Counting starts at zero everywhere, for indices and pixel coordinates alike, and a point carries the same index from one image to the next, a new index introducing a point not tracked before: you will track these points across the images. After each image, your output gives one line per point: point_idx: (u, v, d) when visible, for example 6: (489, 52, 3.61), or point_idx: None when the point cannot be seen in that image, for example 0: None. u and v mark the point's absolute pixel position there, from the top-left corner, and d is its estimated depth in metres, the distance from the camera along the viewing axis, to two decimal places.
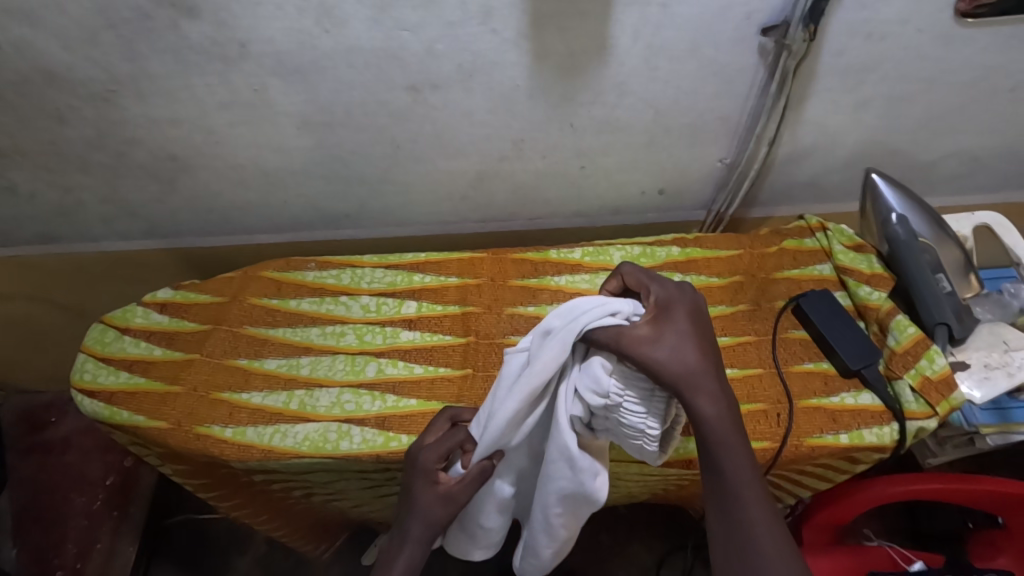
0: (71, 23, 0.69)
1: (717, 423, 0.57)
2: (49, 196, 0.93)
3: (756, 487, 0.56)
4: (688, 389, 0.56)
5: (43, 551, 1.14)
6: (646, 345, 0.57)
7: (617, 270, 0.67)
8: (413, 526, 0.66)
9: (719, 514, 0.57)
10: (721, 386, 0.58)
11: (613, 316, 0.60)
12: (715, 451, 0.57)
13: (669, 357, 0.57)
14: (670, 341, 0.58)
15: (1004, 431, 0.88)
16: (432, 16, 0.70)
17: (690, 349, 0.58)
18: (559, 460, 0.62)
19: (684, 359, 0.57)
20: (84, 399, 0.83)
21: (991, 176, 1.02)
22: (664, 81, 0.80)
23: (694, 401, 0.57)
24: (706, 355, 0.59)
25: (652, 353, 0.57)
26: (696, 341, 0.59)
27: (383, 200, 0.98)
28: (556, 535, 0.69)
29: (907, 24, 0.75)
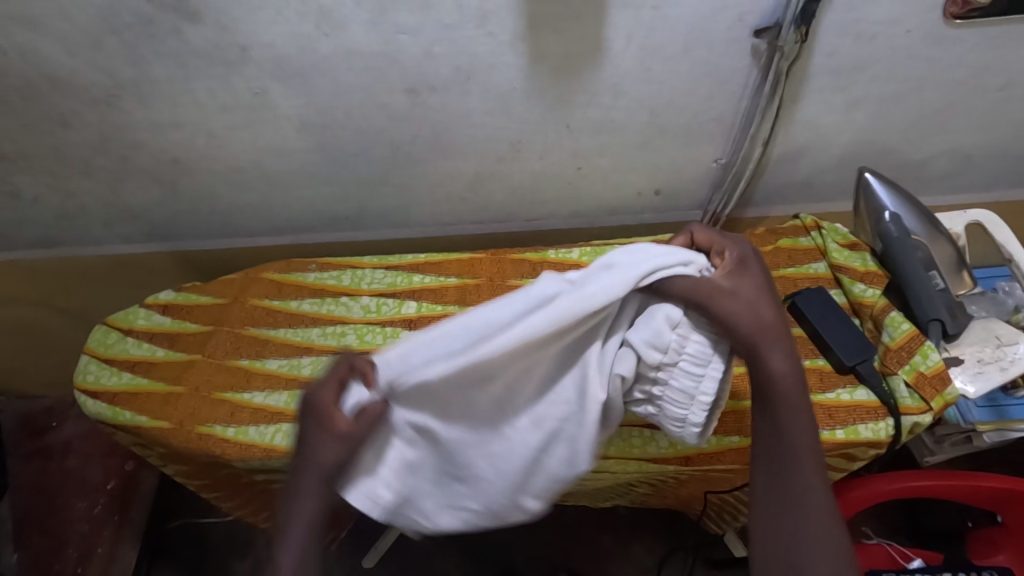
0: (75, 29, 0.70)
1: (784, 384, 0.58)
2: (51, 200, 0.94)
3: (814, 452, 0.57)
4: (763, 348, 0.57)
5: (43, 556, 1.14)
6: (728, 299, 0.57)
7: (686, 228, 0.65)
8: (308, 485, 0.57)
9: (767, 472, 0.57)
10: (794, 349, 0.59)
11: (687, 265, 0.59)
12: (780, 411, 0.58)
13: (747, 313, 0.57)
14: (751, 297, 0.58)
15: (1001, 430, 0.88)
16: (429, 21, 0.71)
17: (771, 308, 0.58)
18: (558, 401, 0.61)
19: (762, 317, 0.57)
20: (87, 400, 0.85)
21: (984, 174, 1.03)
22: (658, 82, 0.81)
23: (767, 358, 0.57)
24: (781, 317, 0.59)
25: (731, 305, 0.57)
26: (773, 301, 0.59)
27: (381, 201, 0.99)
28: (516, 469, 0.63)
29: (896, 25, 0.76)
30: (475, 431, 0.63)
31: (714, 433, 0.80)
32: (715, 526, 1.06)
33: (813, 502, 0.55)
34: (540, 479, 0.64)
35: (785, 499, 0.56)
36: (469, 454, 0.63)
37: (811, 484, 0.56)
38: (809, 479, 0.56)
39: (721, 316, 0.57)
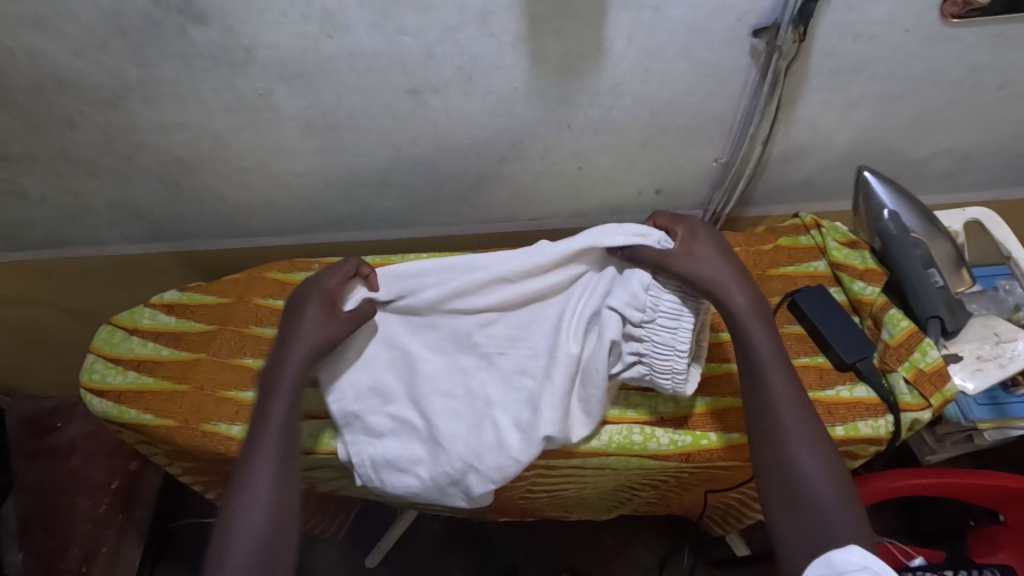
0: (83, 30, 0.71)
1: (750, 316, 0.69)
2: (58, 201, 0.95)
3: (779, 357, 0.68)
4: (723, 291, 0.69)
5: (47, 556, 1.15)
6: (684, 258, 0.71)
7: (651, 216, 0.79)
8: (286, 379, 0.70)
9: (753, 394, 0.67)
10: (752, 293, 0.70)
11: (644, 236, 0.74)
12: (744, 333, 0.69)
13: (704, 268, 0.70)
14: (704, 256, 0.71)
15: (1003, 427, 0.89)
16: (431, 22, 0.72)
17: (721, 262, 0.71)
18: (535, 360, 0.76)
19: (717, 270, 0.70)
20: (93, 398, 0.86)
21: (983, 173, 1.03)
22: (658, 82, 0.82)
23: (731, 298, 0.69)
24: (736, 268, 0.72)
25: (678, 260, 0.71)
26: (723, 259, 0.71)
27: (384, 202, 0.99)
28: (461, 433, 0.73)
29: (894, 25, 0.77)
30: (440, 391, 0.76)
31: (715, 429, 0.80)
32: (716, 526, 1.07)
33: (793, 409, 0.65)
34: (489, 459, 0.71)
35: (766, 402, 0.66)
36: (424, 416, 0.74)
37: (786, 393, 0.66)
38: (785, 391, 0.66)
39: (679, 268, 0.70)
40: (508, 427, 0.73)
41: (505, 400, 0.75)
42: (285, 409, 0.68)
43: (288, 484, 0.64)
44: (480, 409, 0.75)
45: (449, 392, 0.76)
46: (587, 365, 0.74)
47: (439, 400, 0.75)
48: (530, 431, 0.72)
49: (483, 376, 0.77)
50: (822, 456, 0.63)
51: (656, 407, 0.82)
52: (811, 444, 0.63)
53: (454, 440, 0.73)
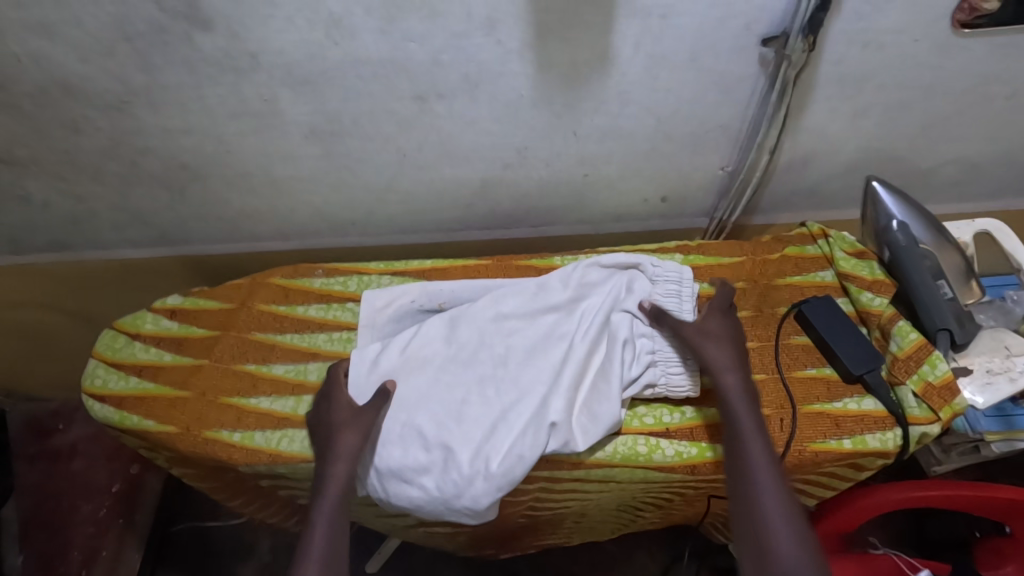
0: (89, 36, 0.71)
1: (738, 395, 0.72)
2: (61, 205, 0.94)
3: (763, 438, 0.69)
4: (716, 370, 0.74)
5: (49, 559, 1.13)
6: (696, 330, 0.77)
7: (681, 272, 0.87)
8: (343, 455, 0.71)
9: (734, 467, 0.69)
10: (746, 376, 0.74)
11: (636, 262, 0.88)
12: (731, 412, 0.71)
13: (713, 347, 0.75)
14: (718, 334, 0.77)
15: (1010, 439, 0.88)
16: (438, 29, 0.72)
17: (726, 344, 0.76)
18: (543, 360, 0.79)
19: (719, 352, 0.75)
20: (94, 404, 0.85)
21: (991, 183, 1.02)
22: (665, 89, 0.81)
23: (720, 377, 0.73)
24: (735, 351, 0.76)
25: (688, 324, 0.78)
26: (729, 340, 0.77)
27: (388, 208, 0.99)
28: (473, 440, 0.73)
29: (904, 34, 0.76)
30: (456, 398, 0.78)
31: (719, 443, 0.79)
32: (719, 533, 1.07)
33: (772, 480, 0.66)
34: (503, 461, 0.71)
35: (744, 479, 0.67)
36: (434, 423, 0.75)
37: (766, 466, 0.67)
38: (764, 462, 0.67)
39: (690, 337, 0.77)
40: (518, 432, 0.73)
41: (521, 403, 0.76)
42: (340, 487, 0.69)
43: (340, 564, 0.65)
44: (494, 414, 0.76)
45: (465, 399, 0.77)
46: (597, 367, 0.78)
47: (455, 406, 0.77)
48: (540, 423, 0.73)
49: (498, 382, 0.79)
50: (802, 532, 0.63)
51: (661, 418, 0.81)
52: (788, 519, 0.63)
53: (466, 446, 0.73)
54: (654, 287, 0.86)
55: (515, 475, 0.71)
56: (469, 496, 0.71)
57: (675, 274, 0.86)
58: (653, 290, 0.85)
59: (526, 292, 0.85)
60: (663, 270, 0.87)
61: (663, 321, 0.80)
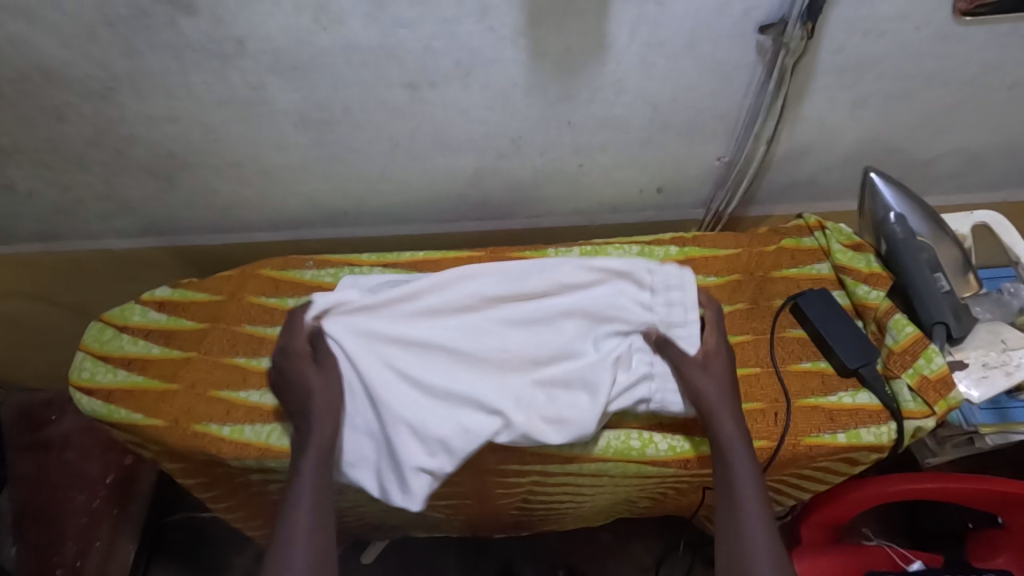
0: (69, 20, 0.69)
1: (736, 441, 0.69)
2: (47, 194, 0.93)
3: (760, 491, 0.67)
4: (714, 415, 0.71)
5: (43, 548, 1.13)
6: (699, 369, 0.73)
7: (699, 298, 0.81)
8: (318, 417, 0.71)
9: (727, 523, 0.66)
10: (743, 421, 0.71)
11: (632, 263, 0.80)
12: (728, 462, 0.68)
13: (712, 387, 0.72)
14: (716, 372, 0.74)
15: (1005, 431, 0.87)
16: (429, 14, 0.70)
17: (725, 386, 0.73)
18: (510, 352, 0.76)
19: (718, 394, 0.72)
20: (82, 397, 0.84)
21: (990, 174, 1.01)
22: (661, 78, 0.80)
23: (719, 422, 0.70)
24: (732, 396, 0.73)
25: (691, 360, 0.74)
26: (727, 383, 0.74)
27: (381, 198, 0.98)
28: (414, 407, 0.73)
29: (905, 22, 0.75)
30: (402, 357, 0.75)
31: None
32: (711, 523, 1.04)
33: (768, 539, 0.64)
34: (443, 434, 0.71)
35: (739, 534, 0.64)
36: (376, 378, 0.73)
37: (762, 522, 0.65)
38: (759, 519, 0.65)
39: (690, 376, 0.73)
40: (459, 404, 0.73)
41: (464, 374, 0.75)
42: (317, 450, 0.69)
43: (325, 527, 0.65)
44: (439, 382, 0.74)
45: (409, 357, 0.76)
46: (577, 374, 0.74)
47: (398, 365, 0.74)
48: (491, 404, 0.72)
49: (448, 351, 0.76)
50: None
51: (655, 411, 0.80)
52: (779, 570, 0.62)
53: (404, 411, 0.72)
54: (655, 298, 0.78)
55: (459, 449, 0.71)
56: (407, 463, 0.71)
57: (677, 279, 0.78)
58: (651, 301, 0.78)
59: (509, 275, 0.81)
60: (662, 277, 0.79)
61: (664, 351, 0.76)
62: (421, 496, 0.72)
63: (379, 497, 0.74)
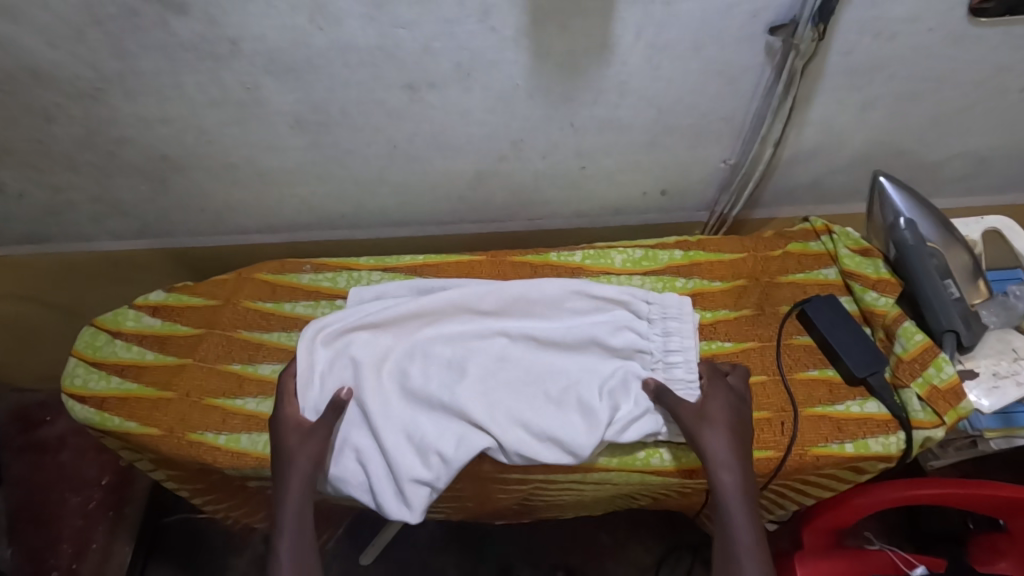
0: (56, 19, 0.67)
1: (736, 499, 0.67)
2: (37, 195, 0.91)
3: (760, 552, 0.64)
4: (714, 467, 0.68)
5: (38, 552, 1.09)
6: (696, 416, 0.70)
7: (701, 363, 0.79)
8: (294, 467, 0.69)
9: None
10: (748, 475, 0.68)
11: (626, 296, 0.80)
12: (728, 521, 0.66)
13: (712, 436, 0.69)
14: (716, 417, 0.71)
15: (1008, 436, 0.84)
16: (429, 14, 0.68)
17: (726, 434, 0.70)
18: (514, 365, 0.76)
19: (720, 444, 0.69)
20: (75, 405, 0.82)
21: (998, 177, 1.00)
22: (667, 79, 0.78)
23: (718, 477, 0.68)
24: (737, 444, 0.70)
25: (688, 405, 0.71)
26: (729, 428, 0.70)
27: (379, 200, 0.95)
28: (410, 420, 0.73)
29: (917, 24, 0.73)
30: (395, 366, 0.75)
31: None
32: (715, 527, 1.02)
33: None
34: (432, 441, 0.71)
35: None
36: (372, 392, 0.73)
37: None
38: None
39: (690, 422, 0.70)
40: (451, 414, 0.73)
41: (457, 383, 0.74)
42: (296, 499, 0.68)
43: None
44: (431, 390, 0.74)
45: (402, 366, 0.75)
46: (574, 399, 0.74)
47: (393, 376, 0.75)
48: (484, 418, 0.72)
49: (443, 361, 0.76)
50: None
51: None
52: None
53: (400, 422, 0.73)
54: (652, 328, 0.78)
55: (454, 458, 0.70)
56: (403, 474, 0.70)
57: (674, 308, 0.79)
58: (648, 330, 0.78)
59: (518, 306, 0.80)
60: (660, 307, 0.79)
61: (662, 400, 0.73)
62: (420, 510, 0.70)
63: (374, 512, 0.72)
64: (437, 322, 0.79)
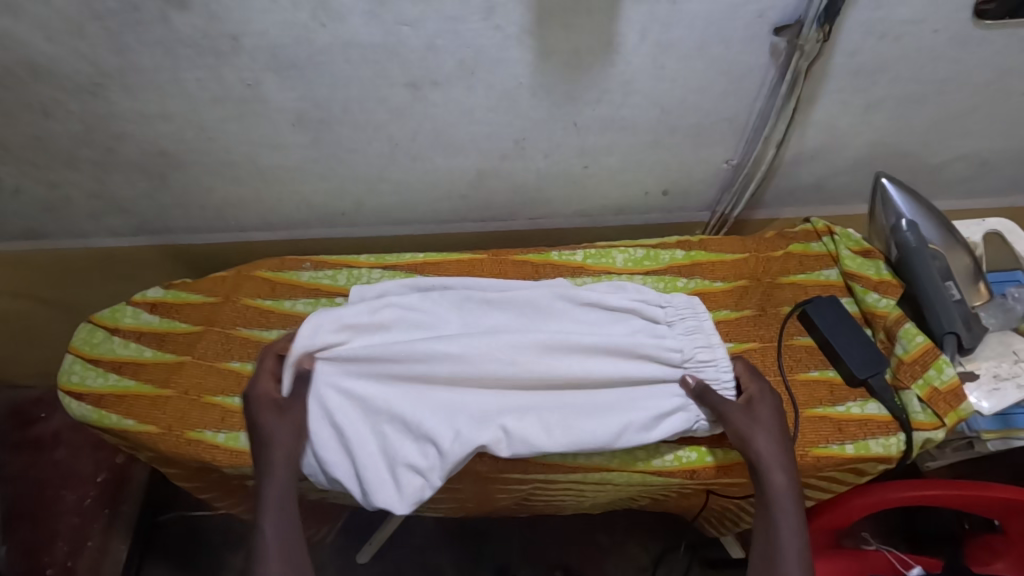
0: (55, 14, 0.66)
1: (786, 498, 0.67)
2: (34, 191, 0.90)
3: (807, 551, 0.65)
4: (764, 466, 0.68)
5: (31, 549, 1.08)
6: (744, 414, 0.70)
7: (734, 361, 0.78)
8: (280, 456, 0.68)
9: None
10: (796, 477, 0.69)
11: (641, 300, 0.81)
12: (778, 519, 0.66)
13: (763, 436, 0.69)
14: (765, 419, 0.71)
15: (1006, 437, 0.83)
16: (432, 11, 0.67)
17: (773, 433, 0.70)
18: (506, 357, 0.74)
19: (769, 444, 0.69)
20: (72, 402, 0.81)
21: (998, 180, 1.00)
22: (671, 80, 0.78)
23: (769, 475, 0.68)
24: (783, 444, 0.70)
25: (734, 405, 0.71)
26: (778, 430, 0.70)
27: (379, 198, 0.95)
28: (405, 407, 0.71)
29: (921, 25, 0.73)
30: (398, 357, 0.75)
31: (719, 447, 0.77)
32: (714, 528, 1.03)
33: None
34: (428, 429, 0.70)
35: None
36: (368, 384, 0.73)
37: None
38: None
39: (737, 420, 0.70)
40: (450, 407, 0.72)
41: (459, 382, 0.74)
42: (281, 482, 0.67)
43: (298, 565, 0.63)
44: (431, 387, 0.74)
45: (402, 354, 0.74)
46: (596, 398, 0.74)
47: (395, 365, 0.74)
48: (480, 416, 0.72)
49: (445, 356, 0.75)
50: None
51: None
52: None
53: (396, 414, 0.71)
54: (673, 329, 0.79)
55: (450, 450, 0.69)
56: (399, 460, 0.69)
57: (689, 308, 0.80)
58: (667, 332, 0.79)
59: (517, 307, 0.80)
60: (675, 308, 0.80)
61: (705, 399, 0.73)
62: (411, 499, 0.69)
63: (360, 500, 0.70)
64: (434, 319, 0.79)
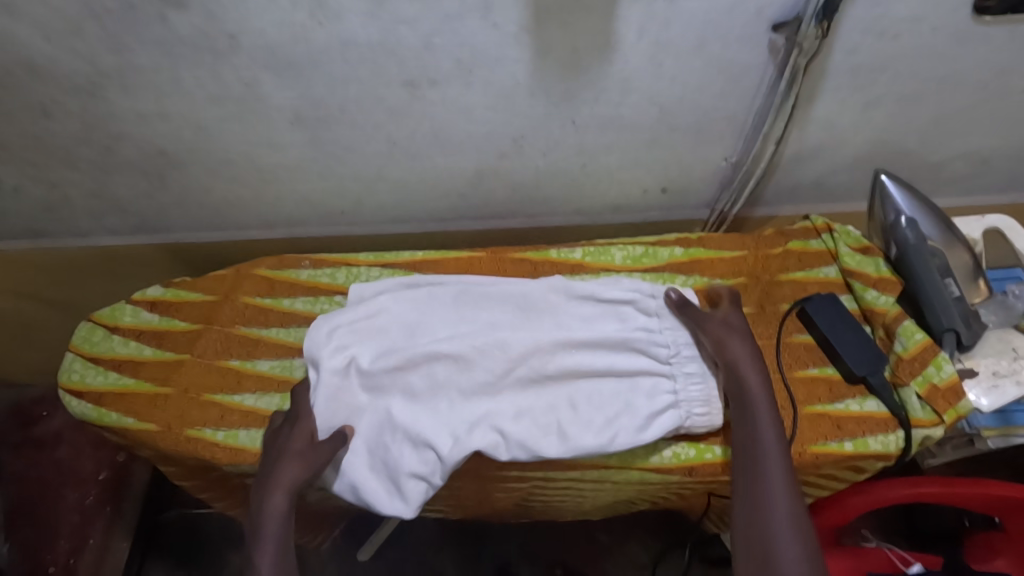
0: (53, 13, 0.66)
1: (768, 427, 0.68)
2: (34, 191, 0.90)
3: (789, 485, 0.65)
4: (734, 366, 0.72)
5: (33, 549, 1.08)
6: (719, 322, 0.76)
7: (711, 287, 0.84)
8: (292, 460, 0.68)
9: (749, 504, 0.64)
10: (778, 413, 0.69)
11: (635, 292, 0.82)
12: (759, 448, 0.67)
13: (737, 340, 0.74)
14: (737, 326, 0.76)
15: (1006, 434, 0.83)
16: (430, 10, 0.67)
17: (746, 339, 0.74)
18: (497, 355, 0.77)
19: (742, 347, 0.73)
20: (72, 400, 0.82)
21: (999, 177, 1.00)
22: (670, 78, 0.77)
23: (743, 374, 0.71)
24: (753, 349, 0.74)
25: (712, 318, 0.76)
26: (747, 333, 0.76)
27: (378, 197, 0.95)
28: (405, 417, 0.72)
29: (921, 23, 0.72)
30: (399, 361, 0.75)
31: (720, 444, 0.77)
32: (715, 526, 1.03)
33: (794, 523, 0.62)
34: (427, 434, 0.70)
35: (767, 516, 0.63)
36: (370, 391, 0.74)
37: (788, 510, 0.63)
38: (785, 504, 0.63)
39: (715, 329, 0.75)
40: (449, 410, 0.73)
41: (457, 381, 0.75)
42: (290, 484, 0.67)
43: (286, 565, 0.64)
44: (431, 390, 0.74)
45: (404, 359, 0.76)
46: (587, 394, 0.74)
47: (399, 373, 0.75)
48: (476, 420, 0.72)
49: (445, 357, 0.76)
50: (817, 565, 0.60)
51: None
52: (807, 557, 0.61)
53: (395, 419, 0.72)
54: (661, 322, 0.79)
55: (449, 457, 0.69)
56: (401, 468, 0.69)
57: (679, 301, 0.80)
58: (658, 326, 0.79)
59: (513, 301, 0.81)
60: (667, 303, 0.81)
61: (685, 312, 0.78)
62: (415, 503, 0.69)
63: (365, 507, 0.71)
64: (426, 322, 0.79)
